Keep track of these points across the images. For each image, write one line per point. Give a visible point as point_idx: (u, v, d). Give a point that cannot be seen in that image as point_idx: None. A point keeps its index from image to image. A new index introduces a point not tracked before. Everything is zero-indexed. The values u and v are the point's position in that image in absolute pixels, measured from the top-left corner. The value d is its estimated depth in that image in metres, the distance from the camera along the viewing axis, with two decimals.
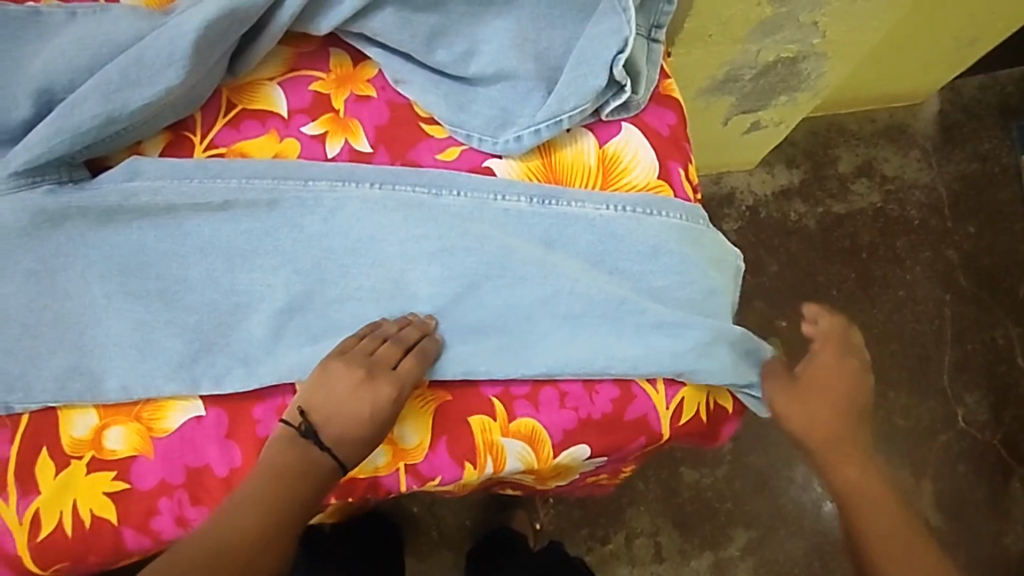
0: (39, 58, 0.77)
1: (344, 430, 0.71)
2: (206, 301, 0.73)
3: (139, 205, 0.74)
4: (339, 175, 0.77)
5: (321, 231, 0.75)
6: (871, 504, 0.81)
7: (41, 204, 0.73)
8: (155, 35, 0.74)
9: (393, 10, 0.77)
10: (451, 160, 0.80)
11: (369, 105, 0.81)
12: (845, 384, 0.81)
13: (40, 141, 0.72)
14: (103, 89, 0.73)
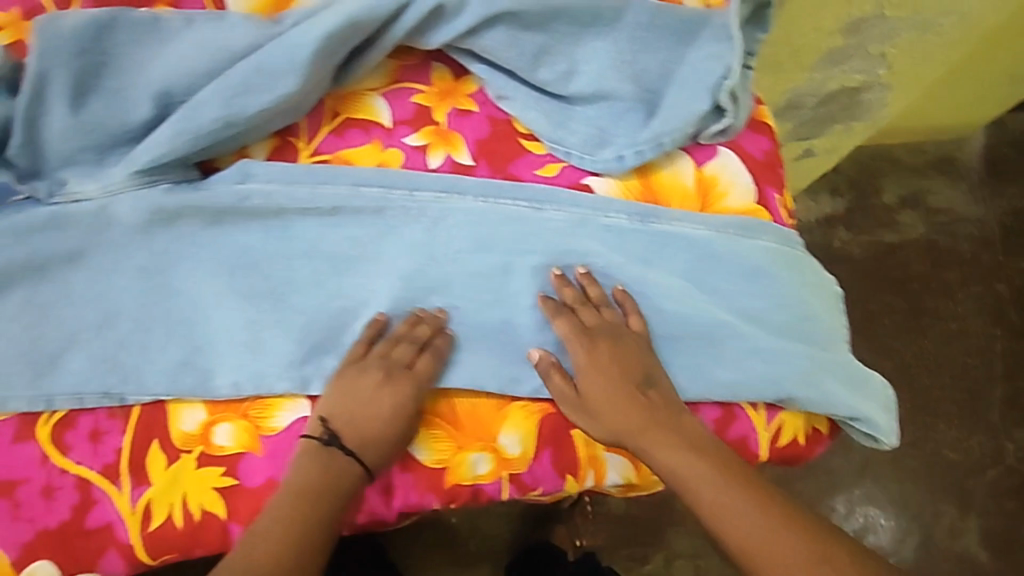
0: (159, 61, 0.78)
1: (379, 437, 0.71)
2: (312, 304, 0.75)
3: (252, 208, 0.76)
4: (444, 186, 0.78)
5: (426, 239, 0.77)
6: (715, 488, 0.70)
7: (158, 202, 0.75)
8: (274, 44, 0.76)
9: (504, 28, 0.78)
10: (551, 176, 0.81)
11: (470, 119, 0.83)
12: (593, 369, 0.74)
13: (162, 142, 0.74)
14: (224, 91, 0.74)
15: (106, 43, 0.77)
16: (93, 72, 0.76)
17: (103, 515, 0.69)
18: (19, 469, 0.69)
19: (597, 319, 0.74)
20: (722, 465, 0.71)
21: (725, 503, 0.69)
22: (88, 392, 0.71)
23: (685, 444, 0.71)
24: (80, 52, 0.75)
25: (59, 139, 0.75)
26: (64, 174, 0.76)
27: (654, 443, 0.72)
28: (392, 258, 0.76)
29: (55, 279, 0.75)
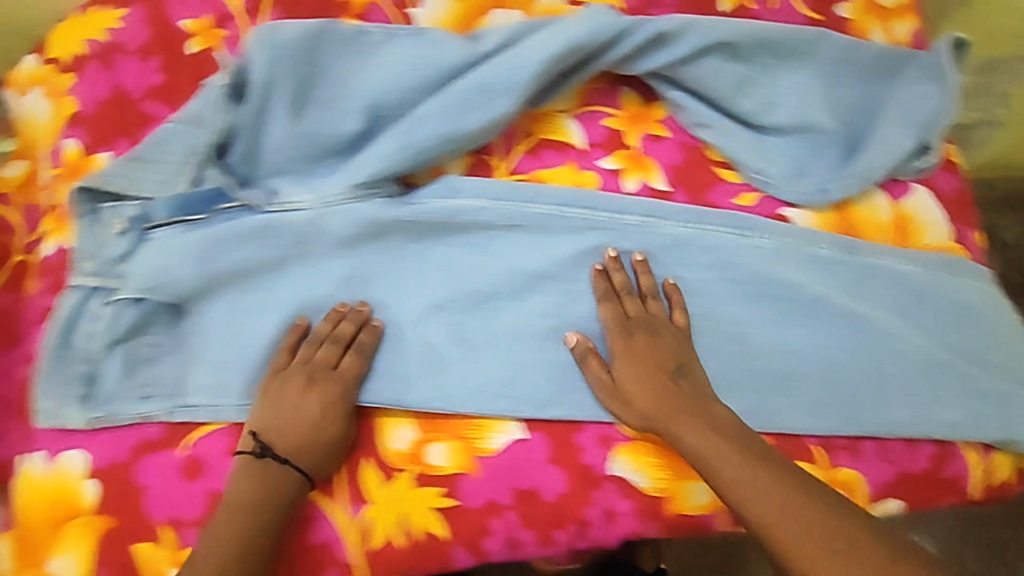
0: (370, 74, 0.78)
1: (302, 445, 0.71)
2: (518, 323, 0.77)
3: (462, 224, 0.78)
4: (649, 210, 0.80)
5: (632, 260, 0.79)
6: (735, 464, 0.68)
7: (373, 215, 0.76)
8: (493, 63, 0.76)
9: (717, 59, 0.80)
10: (747, 205, 0.82)
11: (663, 145, 0.84)
12: (636, 361, 0.74)
13: (384, 157, 0.75)
14: (450, 107, 0.75)
15: (319, 56, 0.77)
16: (304, 83, 0.77)
17: (326, 532, 0.72)
18: (237, 482, 0.72)
19: (640, 312, 0.76)
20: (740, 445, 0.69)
21: (735, 477, 0.67)
22: (298, 399, 0.73)
23: (707, 423, 0.70)
24: (297, 62, 0.76)
25: (274, 148, 0.77)
26: (276, 184, 0.77)
27: (684, 425, 0.70)
28: (604, 277, 0.78)
29: (262, 284, 0.77)
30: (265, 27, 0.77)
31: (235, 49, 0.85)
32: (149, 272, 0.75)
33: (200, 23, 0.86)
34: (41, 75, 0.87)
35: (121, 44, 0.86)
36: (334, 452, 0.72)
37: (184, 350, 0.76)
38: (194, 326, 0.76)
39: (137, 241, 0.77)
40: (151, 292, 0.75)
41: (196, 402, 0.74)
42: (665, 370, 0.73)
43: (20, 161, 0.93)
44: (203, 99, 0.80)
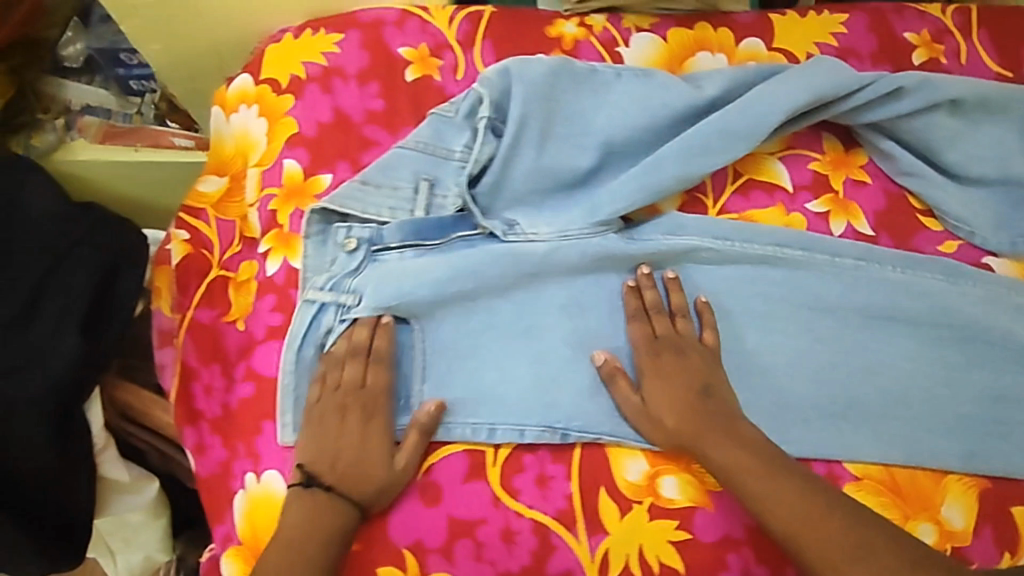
0: (607, 112, 0.82)
1: (355, 470, 0.71)
2: (740, 357, 0.80)
3: (690, 260, 0.81)
4: (863, 253, 0.83)
5: (846, 298, 0.82)
6: (755, 477, 0.70)
7: (612, 251, 0.79)
8: (728, 108, 0.82)
9: (931, 112, 0.86)
10: (951, 252, 0.86)
11: (866, 190, 0.87)
12: (670, 381, 0.76)
13: (628, 193, 0.80)
14: (688, 151, 0.81)
15: (559, 93, 0.82)
16: (548, 120, 0.81)
17: (565, 560, 0.72)
18: (477, 510, 0.73)
19: (669, 331, 0.78)
20: (764, 460, 0.71)
21: (765, 492, 0.69)
22: (531, 424, 0.75)
23: (735, 438, 0.72)
24: (546, 99, 0.81)
25: (519, 180, 0.80)
26: (514, 216, 0.80)
27: (712, 439, 0.72)
28: (823, 317, 0.82)
29: (489, 308, 0.77)
30: (517, 60, 0.82)
31: (451, 77, 0.88)
32: (386, 292, 0.75)
33: (417, 50, 0.88)
34: (256, 94, 0.89)
35: (340, 67, 0.87)
36: (374, 478, 0.71)
37: (410, 369, 0.76)
38: (421, 344, 0.76)
39: (367, 260, 0.78)
40: (388, 312, 0.75)
41: (430, 421, 0.74)
42: (695, 392, 0.75)
43: (215, 176, 0.93)
44: (433, 125, 0.81)
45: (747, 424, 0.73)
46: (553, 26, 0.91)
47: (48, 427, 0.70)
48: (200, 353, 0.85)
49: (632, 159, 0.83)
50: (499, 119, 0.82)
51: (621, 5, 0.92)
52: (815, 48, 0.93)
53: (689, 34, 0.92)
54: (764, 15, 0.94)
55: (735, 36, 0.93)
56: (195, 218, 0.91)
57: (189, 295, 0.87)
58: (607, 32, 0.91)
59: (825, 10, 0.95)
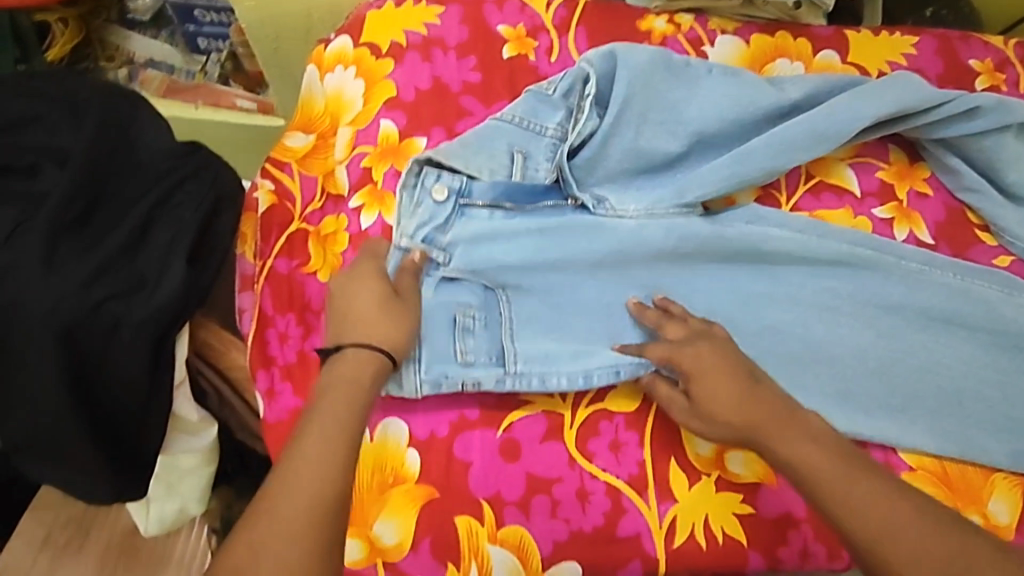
0: (700, 103, 0.86)
1: (371, 308, 0.70)
2: (806, 348, 0.83)
3: (770, 249, 0.84)
4: (926, 260, 0.87)
5: (908, 298, 0.85)
6: (838, 479, 0.65)
7: (694, 231, 0.82)
8: (811, 111, 0.87)
9: (996, 132, 0.90)
10: (1005, 266, 0.90)
11: (928, 201, 0.91)
12: (712, 378, 0.72)
13: (719, 181, 0.83)
14: (776, 147, 0.85)
15: (657, 80, 0.85)
16: (646, 105, 0.85)
17: (635, 523, 0.75)
18: (554, 469, 0.75)
19: (698, 328, 0.75)
20: (833, 458, 0.67)
21: (837, 490, 0.65)
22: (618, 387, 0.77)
23: (805, 433, 0.69)
24: (646, 86, 0.85)
25: (615, 160, 0.84)
26: (602, 193, 0.83)
27: (776, 435, 0.69)
28: (885, 314, 0.85)
29: (571, 278, 0.80)
30: (622, 44, 0.86)
31: (545, 58, 0.91)
32: (479, 257, 0.79)
33: (515, 30, 0.92)
34: (355, 57, 0.91)
35: (440, 39, 0.90)
36: (400, 324, 0.70)
37: (499, 330, 0.78)
38: (507, 311, 0.78)
39: (456, 212, 0.80)
40: (474, 275, 0.78)
41: (525, 370, 0.76)
42: (742, 388, 0.71)
43: (301, 133, 0.94)
44: (529, 102, 0.85)
45: (810, 416, 0.70)
46: (645, 20, 0.96)
47: (149, 353, 0.72)
48: (276, 300, 0.85)
49: (717, 149, 0.87)
50: (599, 100, 0.86)
51: (707, 6, 0.97)
52: (886, 66, 0.98)
53: (770, 41, 0.97)
54: (841, 31, 0.99)
55: (813, 46, 0.97)
56: (281, 170, 0.91)
57: (271, 244, 0.87)
58: (693, 32, 0.96)
59: (897, 32, 1.00)
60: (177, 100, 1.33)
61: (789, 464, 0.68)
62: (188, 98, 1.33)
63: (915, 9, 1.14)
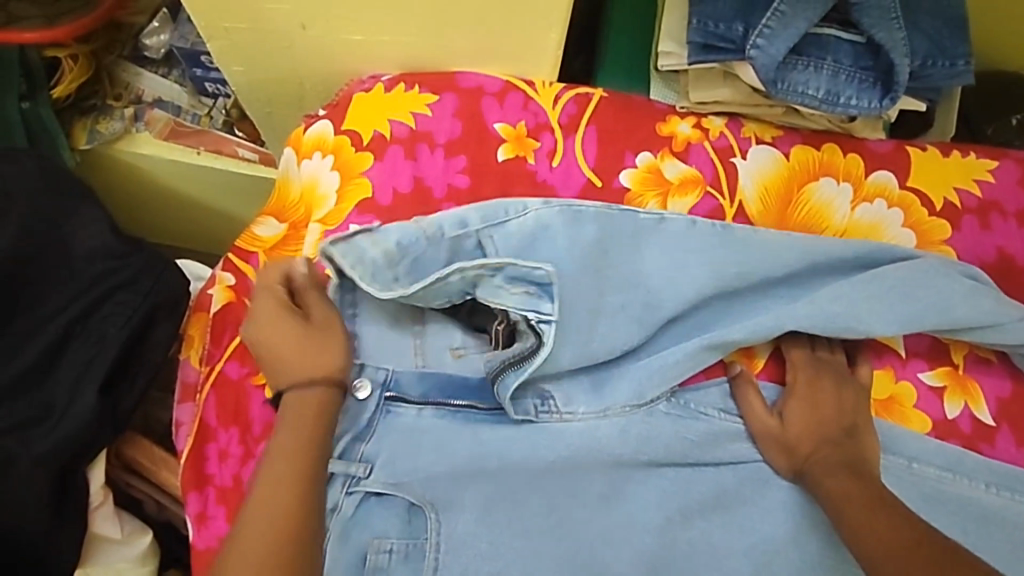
0: (679, 278, 0.71)
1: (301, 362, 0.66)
2: (809, 560, 0.64)
3: (741, 455, 0.69)
4: (948, 463, 0.70)
5: (939, 489, 0.69)
6: (862, 507, 0.60)
7: (655, 431, 0.70)
8: (824, 279, 0.72)
9: None
10: None
11: (991, 372, 0.73)
12: (813, 393, 0.69)
13: (693, 353, 0.70)
14: (752, 331, 0.70)
15: (614, 254, 0.71)
16: (605, 287, 0.70)
17: None
18: None
19: (830, 356, 0.72)
20: (878, 494, 0.60)
21: (864, 521, 0.58)
22: None
23: (858, 476, 0.63)
24: (606, 267, 0.70)
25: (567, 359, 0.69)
26: (547, 387, 0.70)
27: (824, 470, 0.65)
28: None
29: (511, 455, 0.68)
30: (567, 215, 0.71)
31: (546, 162, 0.80)
32: (401, 468, 0.66)
33: (515, 129, 0.81)
34: (334, 145, 0.81)
35: (429, 133, 0.80)
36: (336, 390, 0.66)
37: (421, 563, 0.61)
38: (435, 536, 0.62)
39: (379, 411, 0.68)
40: (396, 489, 0.64)
41: None
42: (835, 424, 0.68)
43: (273, 219, 0.83)
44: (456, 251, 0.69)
45: (872, 469, 0.64)
46: (667, 123, 0.83)
47: (52, 485, 0.71)
48: (219, 413, 0.75)
49: (691, 327, 0.72)
50: None
51: (746, 111, 0.82)
52: (954, 194, 0.82)
53: (815, 155, 0.82)
54: (902, 146, 0.84)
55: (865, 164, 0.82)
56: (245, 262, 0.81)
57: (222, 345, 0.77)
58: (723, 139, 0.82)
59: (972, 152, 0.84)
60: (179, 146, 1.20)
61: (832, 495, 0.62)
62: (189, 144, 1.21)
63: (999, 116, 0.98)
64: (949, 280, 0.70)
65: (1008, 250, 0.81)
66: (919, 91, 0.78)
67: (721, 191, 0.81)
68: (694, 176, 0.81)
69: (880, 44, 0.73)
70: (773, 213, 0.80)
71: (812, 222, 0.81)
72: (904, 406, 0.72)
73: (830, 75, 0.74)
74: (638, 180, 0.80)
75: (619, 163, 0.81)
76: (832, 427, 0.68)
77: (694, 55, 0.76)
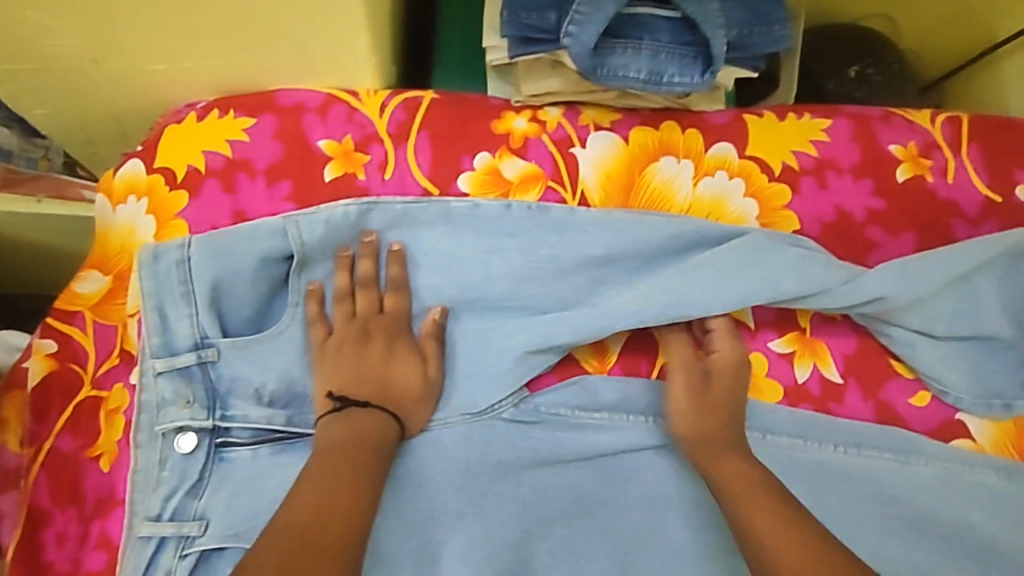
0: (499, 270, 0.70)
1: (361, 372, 0.65)
2: (664, 551, 0.66)
3: (598, 452, 0.68)
4: (800, 429, 0.71)
5: (790, 455, 0.70)
6: (758, 503, 0.60)
7: (508, 439, 0.68)
8: (665, 261, 0.71)
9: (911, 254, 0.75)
10: (923, 406, 0.75)
11: (837, 330, 0.75)
12: (711, 382, 0.68)
13: (534, 353, 0.69)
14: (594, 324, 0.69)
15: (424, 244, 0.71)
16: (445, 284, 0.70)
17: None
18: None
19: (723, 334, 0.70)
20: (769, 487, 0.62)
21: (764, 526, 0.58)
22: None
23: (751, 469, 0.63)
24: (446, 260, 0.70)
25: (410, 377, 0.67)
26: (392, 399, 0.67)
27: (718, 461, 0.64)
28: None
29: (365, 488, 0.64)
30: (374, 205, 0.70)
31: (378, 176, 0.76)
32: (237, 517, 0.62)
33: (341, 144, 0.76)
34: (147, 185, 0.75)
35: (248, 161, 0.75)
36: (408, 393, 0.66)
37: None
38: None
39: (210, 460, 0.64)
40: (235, 540, 0.60)
41: None
42: (729, 416, 0.67)
43: (96, 273, 0.76)
44: (272, 279, 0.68)
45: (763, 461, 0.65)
46: (502, 120, 0.80)
47: None
48: (52, 493, 0.69)
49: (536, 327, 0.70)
50: (393, 285, 0.69)
51: (580, 99, 0.80)
52: (792, 157, 0.83)
53: (653, 135, 0.81)
54: (740, 115, 0.84)
55: (704, 138, 0.82)
56: (68, 324, 0.74)
57: (49, 422, 0.71)
58: (561, 130, 0.80)
59: (806, 113, 0.85)
60: (14, 195, 0.99)
61: (729, 493, 0.62)
62: (24, 192, 1.00)
63: (837, 71, 1.03)
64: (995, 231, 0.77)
65: (846, 207, 0.82)
66: (746, 61, 0.76)
67: (562, 182, 0.79)
68: (535, 172, 0.79)
69: (693, 18, 0.70)
70: (617, 200, 0.79)
71: (656, 204, 0.80)
72: (756, 377, 0.73)
73: (650, 55, 0.72)
74: (477, 184, 0.77)
75: (455, 169, 0.77)
76: (723, 410, 0.67)
77: (515, 48, 0.72)
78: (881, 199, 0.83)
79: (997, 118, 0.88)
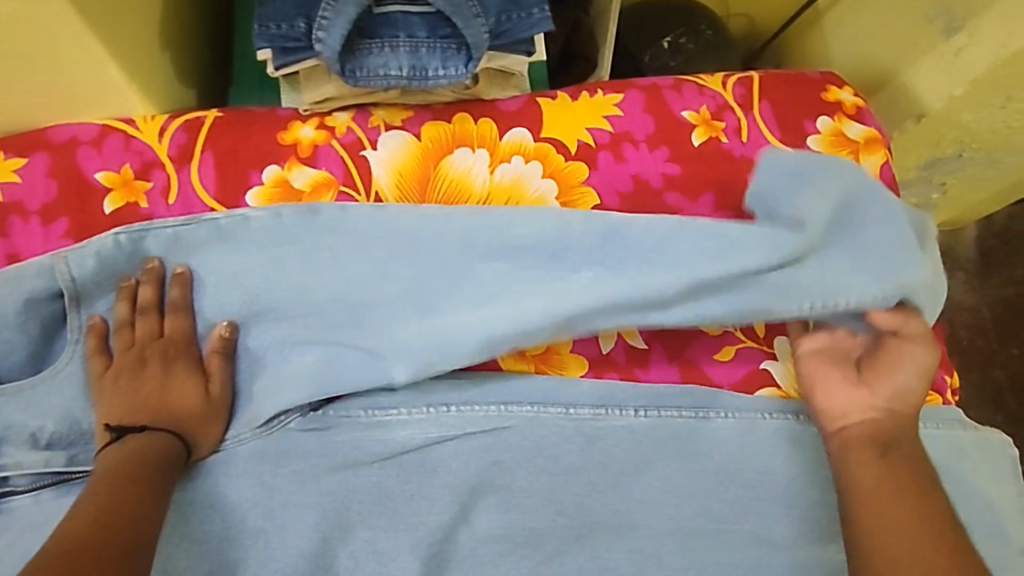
0: (283, 281, 0.70)
1: (138, 399, 0.65)
2: (471, 535, 0.67)
3: (396, 449, 0.69)
4: (602, 400, 0.73)
5: (594, 426, 0.72)
6: (896, 492, 0.62)
7: (306, 449, 0.68)
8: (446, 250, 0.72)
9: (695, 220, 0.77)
10: (728, 360, 0.76)
11: None
12: (900, 385, 0.68)
13: (322, 359, 0.69)
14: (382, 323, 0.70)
15: (203, 262, 0.69)
16: (230, 300, 0.69)
17: None
18: None
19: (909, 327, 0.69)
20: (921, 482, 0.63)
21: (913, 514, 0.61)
22: None
23: (909, 462, 0.65)
24: (225, 274, 0.69)
25: (192, 401, 0.66)
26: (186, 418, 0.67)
27: (900, 444, 0.66)
28: (571, 462, 0.71)
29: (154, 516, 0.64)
30: (146, 229, 0.69)
31: (160, 202, 0.75)
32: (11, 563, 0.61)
33: (119, 174, 0.75)
34: None
35: (20, 203, 0.73)
36: (190, 415, 0.66)
37: None
38: None
39: None
40: None
41: None
42: (910, 430, 0.67)
43: None
44: (46, 319, 0.67)
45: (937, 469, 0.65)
46: (289, 130, 0.79)
47: None
48: None
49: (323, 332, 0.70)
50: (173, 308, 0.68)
51: (365, 101, 0.80)
52: (586, 134, 0.84)
53: (445, 128, 0.82)
54: (533, 99, 0.85)
55: (498, 126, 0.83)
56: None
57: None
58: (350, 133, 0.80)
59: (599, 89, 0.87)
60: None
61: (861, 500, 0.63)
62: None
63: (652, 42, 1.06)
64: (827, 173, 0.72)
65: (643, 176, 0.84)
66: (513, 48, 0.76)
67: (354, 187, 0.79)
68: (325, 179, 0.78)
69: (444, 12, 0.70)
70: (412, 196, 0.80)
71: (453, 195, 0.81)
72: (561, 353, 0.75)
73: (408, 51, 0.72)
74: (266, 198, 0.77)
75: (242, 184, 0.77)
76: (885, 392, 0.68)
77: (278, 59, 0.72)
78: (677, 164, 0.84)
79: (789, 74, 0.90)
